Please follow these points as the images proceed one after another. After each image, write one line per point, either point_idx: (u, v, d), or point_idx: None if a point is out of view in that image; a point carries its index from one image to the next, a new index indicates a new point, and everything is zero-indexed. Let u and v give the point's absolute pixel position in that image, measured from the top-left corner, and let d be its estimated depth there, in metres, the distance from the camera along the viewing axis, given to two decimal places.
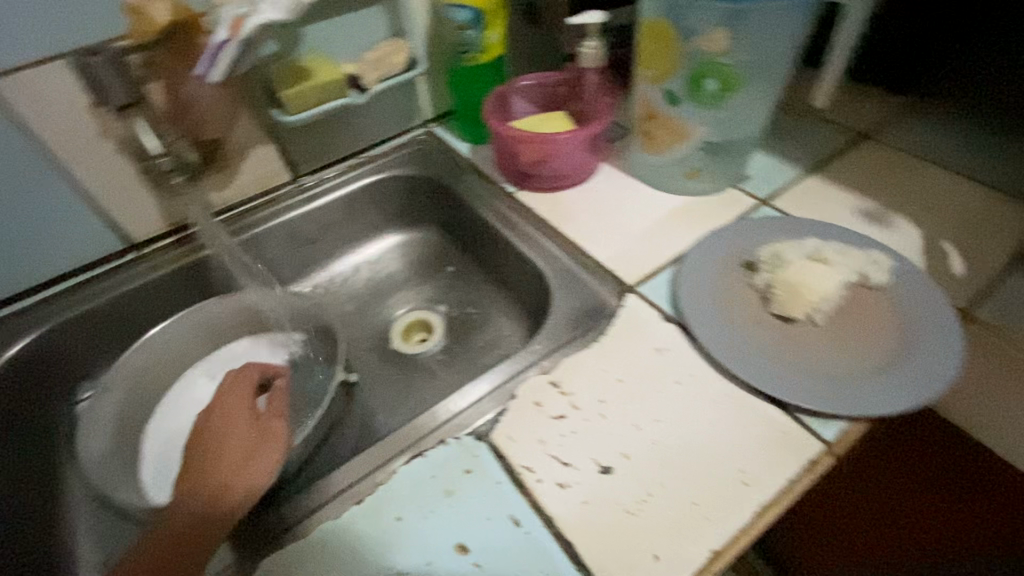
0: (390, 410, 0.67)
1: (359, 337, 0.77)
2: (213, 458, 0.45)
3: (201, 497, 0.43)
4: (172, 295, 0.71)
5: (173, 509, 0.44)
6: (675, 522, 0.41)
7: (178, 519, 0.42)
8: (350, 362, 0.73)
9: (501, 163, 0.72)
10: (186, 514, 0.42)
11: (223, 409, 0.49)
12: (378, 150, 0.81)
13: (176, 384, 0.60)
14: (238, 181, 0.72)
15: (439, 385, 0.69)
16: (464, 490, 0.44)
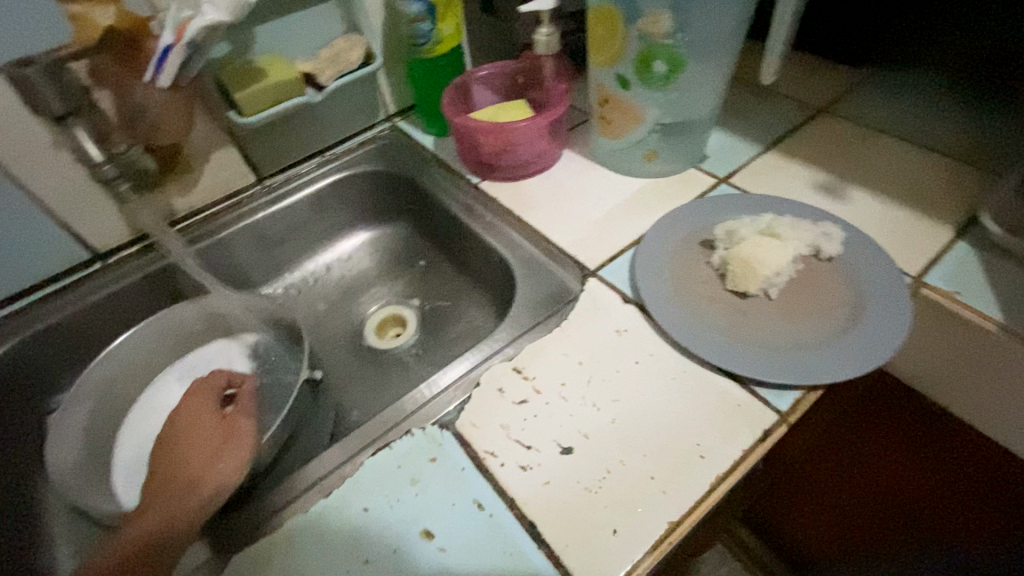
0: (365, 406, 0.67)
1: (334, 335, 0.77)
2: (182, 466, 0.48)
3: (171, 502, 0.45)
4: (140, 304, 0.71)
5: (138, 518, 0.45)
6: (633, 497, 0.42)
7: (146, 524, 0.44)
8: (325, 360, 0.73)
9: (464, 154, 0.72)
10: (155, 518, 0.44)
11: (190, 419, 0.52)
12: (342, 147, 0.81)
13: (148, 391, 0.61)
14: (200, 186, 0.72)
15: (413, 378, 0.70)
16: (429, 478, 0.44)
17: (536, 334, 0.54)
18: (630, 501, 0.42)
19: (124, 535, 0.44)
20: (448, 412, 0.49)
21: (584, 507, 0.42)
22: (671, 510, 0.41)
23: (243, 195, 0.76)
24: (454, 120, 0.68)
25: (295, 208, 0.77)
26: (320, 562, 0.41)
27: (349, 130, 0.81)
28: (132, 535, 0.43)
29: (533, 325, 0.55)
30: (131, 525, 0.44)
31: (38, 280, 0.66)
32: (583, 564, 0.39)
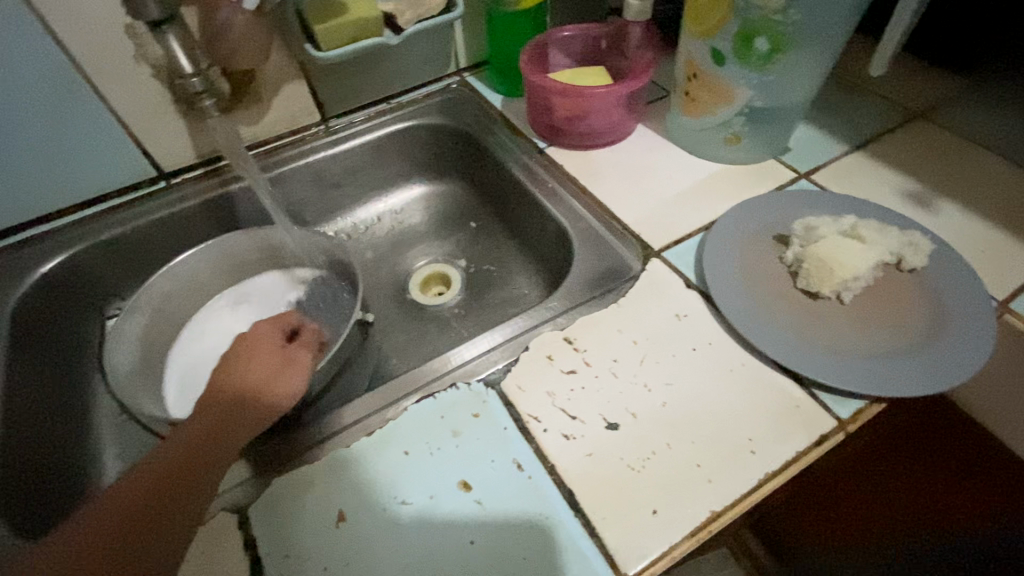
0: (404, 357, 0.68)
1: (379, 284, 0.77)
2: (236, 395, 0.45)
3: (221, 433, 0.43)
4: (198, 228, 0.72)
5: (182, 437, 0.43)
6: (675, 480, 0.41)
7: (190, 449, 0.41)
8: (369, 307, 0.74)
9: (534, 116, 0.70)
10: (200, 446, 0.42)
11: (248, 350, 0.49)
12: (409, 96, 0.79)
13: (200, 312, 0.62)
14: (267, 118, 0.72)
15: (454, 336, 0.69)
16: (471, 432, 0.44)
17: (591, 307, 0.53)
18: (672, 484, 0.41)
19: (165, 450, 0.42)
20: (494, 371, 0.49)
21: (623, 483, 0.41)
22: (713, 499, 0.40)
23: (306, 132, 0.75)
24: (531, 78, 0.66)
25: (355, 152, 0.76)
26: (358, 496, 0.41)
27: (417, 80, 0.79)
28: (174, 455, 0.41)
29: (588, 298, 0.54)
30: (174, 442, 0.42)
31: (106, 191, 0.68)
32: (618, 538, 0.39)
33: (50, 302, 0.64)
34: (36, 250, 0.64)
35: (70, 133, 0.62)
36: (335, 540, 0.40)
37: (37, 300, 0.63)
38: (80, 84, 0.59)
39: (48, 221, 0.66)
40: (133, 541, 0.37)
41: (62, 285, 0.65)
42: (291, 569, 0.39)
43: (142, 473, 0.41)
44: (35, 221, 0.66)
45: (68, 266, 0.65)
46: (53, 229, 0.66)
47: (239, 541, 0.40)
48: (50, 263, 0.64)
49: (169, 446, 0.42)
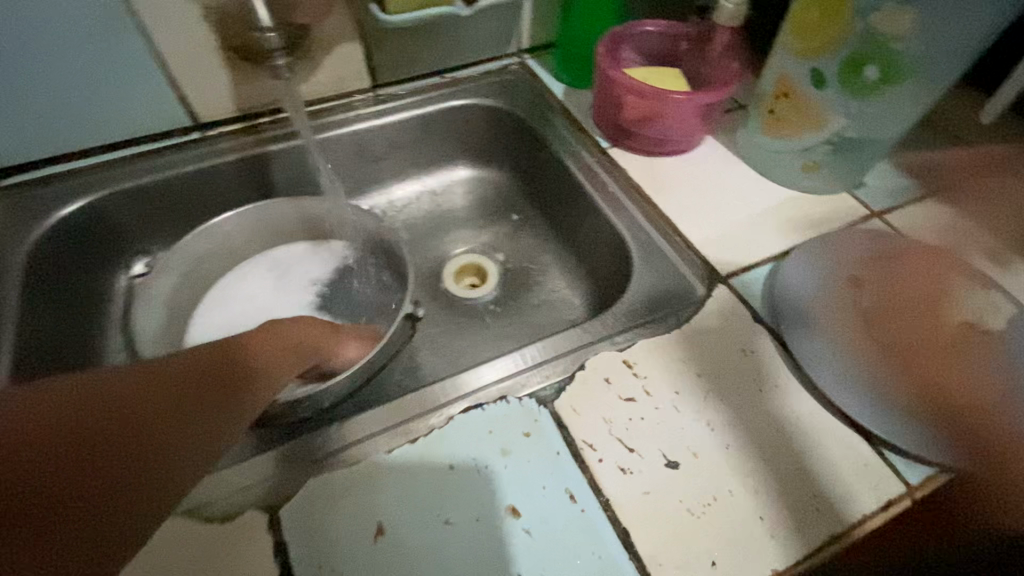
0: (434, 351, 0.64)
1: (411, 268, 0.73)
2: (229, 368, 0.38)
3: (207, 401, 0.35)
4: (229, 186, 0.67)
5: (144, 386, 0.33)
6: (733, 528, 0.39)
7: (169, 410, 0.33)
8: None
9: (601, 113, 0.66)
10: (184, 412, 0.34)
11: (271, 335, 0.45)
12: (464, 71, 0.74)
13: (231, 273, 0.60)
14: (316, 78, 0.67)
15: (488, 335, 0.66)
16: (521, 453, 0.42)
17: (651, 331, 0.49)
18: (732, 535, 0.39)
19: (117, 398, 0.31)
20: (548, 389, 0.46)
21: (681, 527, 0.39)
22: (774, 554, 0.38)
23: (354, 97, 0.70)
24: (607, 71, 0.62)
25: (404, 125, 0.71)
26: (400, 511, 0.39)
27: (477, 56, 0.74)
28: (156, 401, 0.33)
29: (648, 321, 0.50)
30: (128, 388, 0.32)
31: (136, 136, 0.63)
32: None
33: (70, 247, 0.61)
34: (56, 191, 0.60)
35: (107, 69, 0.57)
36: (373, 556, 0.37)
37: (58, 245, 0.59)
38: (123, 18, 0.54)
39: (70, 162, 0.62)
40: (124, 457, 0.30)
41: (83, 231, 0.61)
42: None
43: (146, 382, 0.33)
44: (58, 160, 0.61)
45: (90, 212, 0.61)
46: (75, 171, 0.61)
47: (270, 545, 0.37)
48: (71, 206, 0.59)
49: (125, 391, 0.32)
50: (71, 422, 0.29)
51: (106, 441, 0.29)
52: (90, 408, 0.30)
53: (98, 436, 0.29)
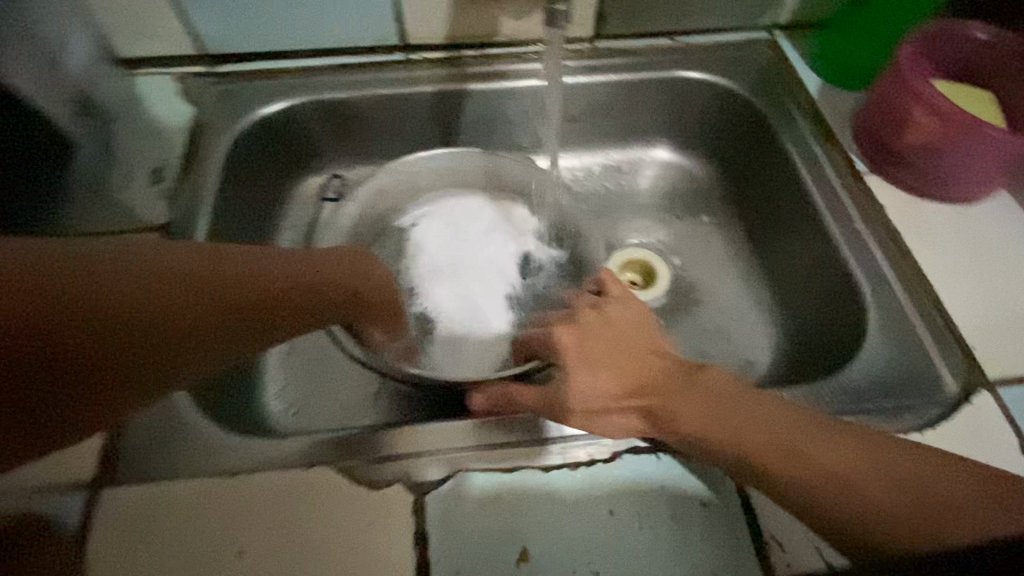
0: None
1: None
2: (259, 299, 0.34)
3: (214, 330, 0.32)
4: (417, 117, 0.63)
5: (152, 284, 0.30)
6: (905, 508, 0.30)
7: (170, 316, 0.30)
8: None
9: (870, 130, 0.54)
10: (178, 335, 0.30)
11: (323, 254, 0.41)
12: (700, 39, 0.63)
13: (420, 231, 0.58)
14: (537, 18, 0.59)
15: None
16: (694, 524, 0.36)
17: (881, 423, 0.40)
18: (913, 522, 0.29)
19: (122, 276, 0.29)
20: None
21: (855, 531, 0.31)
22: (966, 523, 0.28)
23: (567, 46, 0.61)
24: (913, 82, 0.49)
25: (613, 90, 0.62)
26: (549, 543, 0.35)
27: (718, 23, 0.62)
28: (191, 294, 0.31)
29: (880, 411, 0.41)
30: (138, 282, 0.30)
31: (345, 47, 0.60)
32: None
33: (267, 145, 0.61)
34: (266, 88, 0.60)
35: None
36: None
37: (258, 144, 0.60)
38: None
39: (282, 60, 0.61)
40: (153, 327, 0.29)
41: (279, 131, 0.61)
42: None
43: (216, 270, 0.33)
44: (270, 58, 0.60)
45: (290, 113, 0.60)
46: (285, 70, 0.60)
47: (412, 534, 0.35)
48: (274, 105, 0.59)
49: (130, 278, 0.29)
50: (130, 290, 0.29)
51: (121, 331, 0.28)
52: (89, 276, 0.28)
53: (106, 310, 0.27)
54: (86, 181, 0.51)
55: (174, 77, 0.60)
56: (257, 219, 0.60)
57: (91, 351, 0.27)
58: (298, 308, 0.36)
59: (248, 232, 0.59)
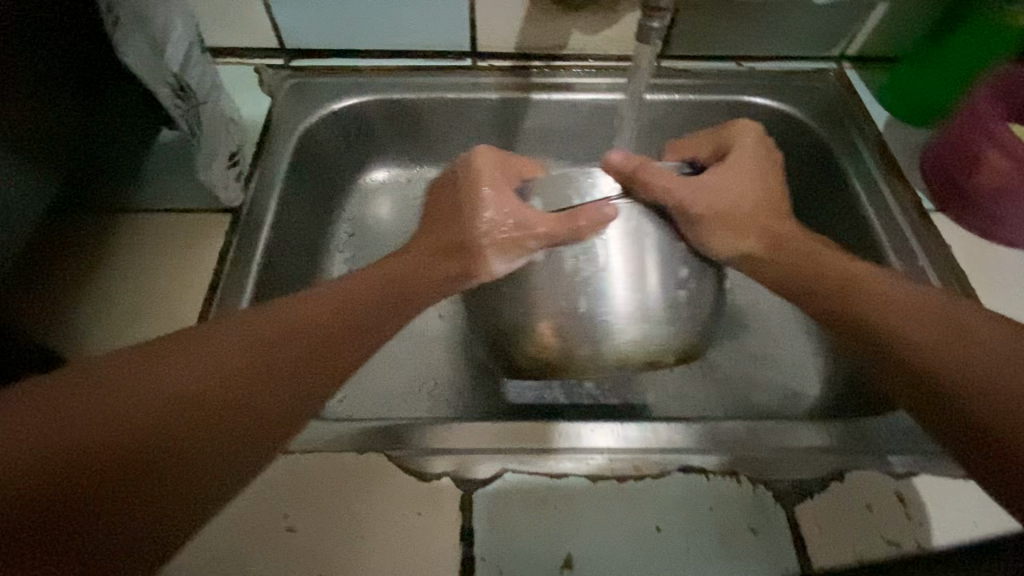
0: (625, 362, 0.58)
1: None
2: (334, 308, 0.37)
3: (299, 346, 0.34)
4: (478, 121, 0.64)
5: (231, 331, 0.33)
6: (1003, 372, 0.31)
7: (260, 356, 0.32)
8: None
9: (938, 169, 0.54)
10: (263, 363, 0.32)
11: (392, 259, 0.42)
12: (768, 65, 0.63)
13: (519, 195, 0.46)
14: (606, 33, 0.61)
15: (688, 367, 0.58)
16: (740, 548, 0.36)
17: (941, 469, 0.39)
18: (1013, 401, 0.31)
19: (208, 365, 0.31)
20: (787, 484, 0.38)
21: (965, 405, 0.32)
22: None
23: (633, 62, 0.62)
24: (990, 125, 0.49)
25: (675, 108, 0.62)
26: (593, 551, 0.35)
27: (787, 50, 0.62)
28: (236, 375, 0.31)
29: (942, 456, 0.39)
30: (230, 364, 0.31)
31: (416, 50, 0.62)
32: None
33: (333, 138, 0.62)
34: (337, 83, 0.62)
35: None
36: None
37: (325, 137, 0.62)
38: None
39: (356, 59, 0.63)
40: (196, 399, 0.29)
41: (346, 126, 0.63)
42: None
43: (239, 331, 0.33)
44: (346, 55, 0.63)
45: (358, 110, 0.62)
46: (357, 69, 0.62)
47: (457, 528, 0.36)
48: (344, 101, 0.61)
49: (220, 353, 0.31)
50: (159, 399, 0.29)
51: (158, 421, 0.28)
52: (185, 366, 0.30)
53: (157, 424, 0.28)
54: (169, 162, 0.53)
55: (254, 68, 0.62)
56: (317, 209, 0.62)
57: (190, 419, 0.29)
58: (368, 313, 0.38)
59: (309, 221, 0.60)
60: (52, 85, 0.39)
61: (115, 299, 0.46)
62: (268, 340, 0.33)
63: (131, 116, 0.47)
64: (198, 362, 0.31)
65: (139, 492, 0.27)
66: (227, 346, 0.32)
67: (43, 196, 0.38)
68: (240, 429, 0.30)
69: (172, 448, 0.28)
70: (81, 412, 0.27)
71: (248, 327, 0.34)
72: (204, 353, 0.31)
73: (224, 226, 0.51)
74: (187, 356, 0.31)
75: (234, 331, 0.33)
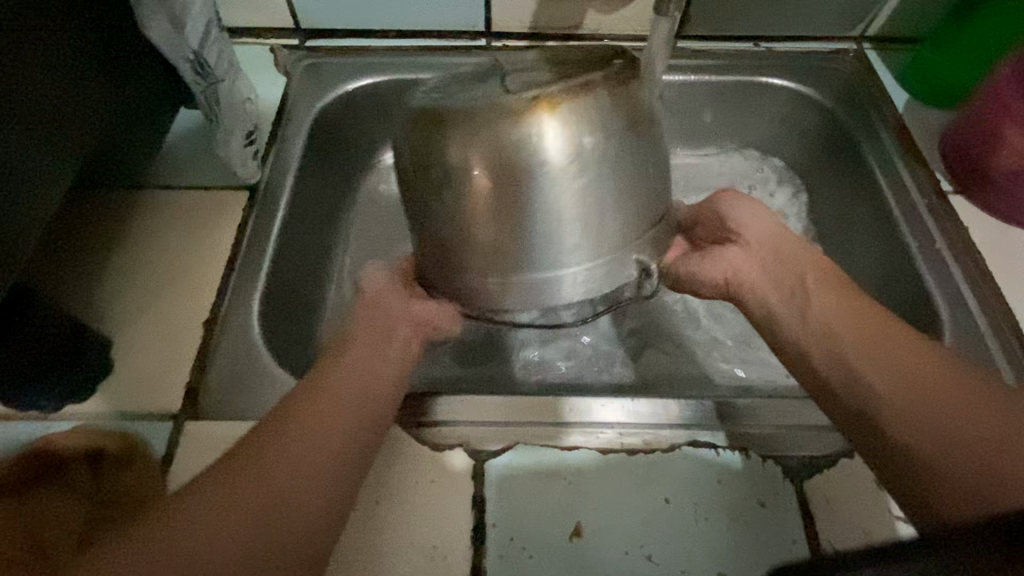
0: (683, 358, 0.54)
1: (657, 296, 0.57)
2: (326, 413, 0.35)
3: (308, 466, 0.32)
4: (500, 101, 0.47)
5: (231, 470, 0.31)
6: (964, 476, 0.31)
7: (273, 487, 0.31)
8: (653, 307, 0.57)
9: (958, 149, 0.53)
10: (296, 486, 0.31)
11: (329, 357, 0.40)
12: (787, 45, 0.61)
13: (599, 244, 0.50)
14: (623, 12, 0.60)
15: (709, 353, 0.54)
16: (750, 523, 0.36)
17: None
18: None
19: (287, 454, 0.32)
20: (797, 459, 0.38)
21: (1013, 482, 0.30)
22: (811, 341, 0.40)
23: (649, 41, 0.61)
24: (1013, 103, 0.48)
25: (692, 88, 0.61)
26: (603, 520, 0.36)
27: (808, 29, 0.61)
28: (269, 498, 0.30)
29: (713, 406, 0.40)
30: (275, 481, 0.31)
31: (432, 30, 0.62)
32: None
33: (350, 117, 0.63)
34: (352, 63, 0.62)
35: None
36: (569, 554, 0.35)
37: (341, 116, 0.62)
38: None
39: (373, 39, 0.63)
40: (233, 537, 0.29)
41: (362, 105, 0.63)
42: (513, 557, 0.35)
43: (258, 452, 0.32)
44: (362, 35, 0.63)
45: (373, 90, 0.62)
46: (373, 49, 0.62)
47: (469, 496, 0.37)
48: (360, 80, 0.61)
49: (298, 441, 0.33)
50: (195, 543, 0.28)
51: (193, 569, 0.27)
52: (273, 457, 0.32)
53: (194, 574, 0.27)
54: (187, 140, 0.54)
55: (270, 48, 0.63)
56: (333, 187, 0.63)
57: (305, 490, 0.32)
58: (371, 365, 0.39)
59: (325, 199, 0.61)
60: (73, 58, 0.39)
61: (134, 272, 0.47)
62: (297, 446, 0.33)
63: (150, 93, 0.48)
64: (285, 453, 0.32)
65: (272, 557, 0.29)
66: (296, 432, 0.33)
67: (69, 173, 0.39)
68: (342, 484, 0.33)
69: (284, 542, 0.30)
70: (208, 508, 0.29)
71: (293, 420, 0.34)
72: (222, 497, 0.30)
73: (241, 201, 0.51)
74: (270, 449, 0.32)
75: (287, 424, 0.34)
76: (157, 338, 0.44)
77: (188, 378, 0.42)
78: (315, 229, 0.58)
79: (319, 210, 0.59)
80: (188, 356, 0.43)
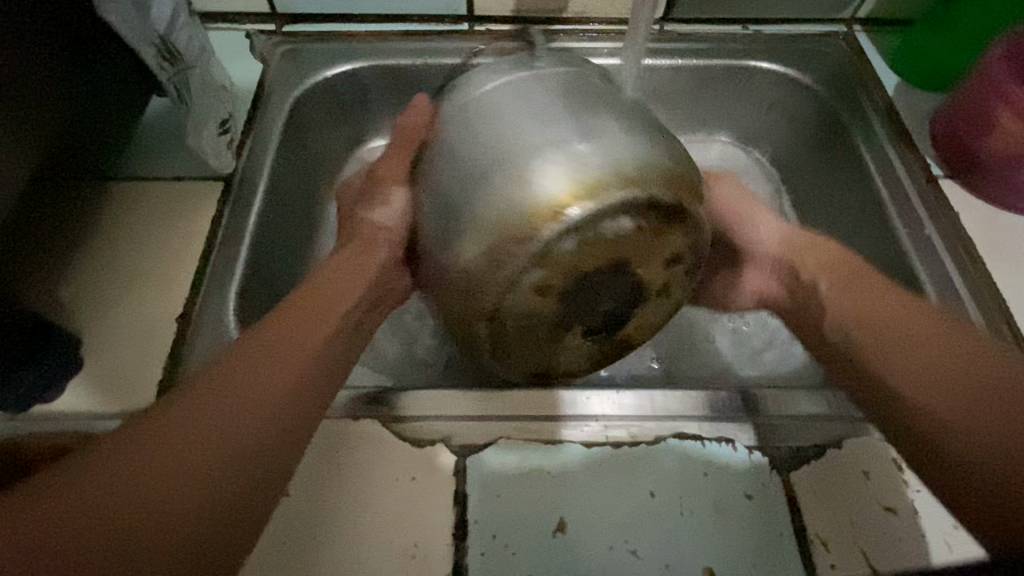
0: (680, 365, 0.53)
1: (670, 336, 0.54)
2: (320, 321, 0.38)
3: (301, 365, 0.35)
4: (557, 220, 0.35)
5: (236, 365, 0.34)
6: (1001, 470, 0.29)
7: (270, 381, 0.34)
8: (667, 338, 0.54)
9: (949, 133, 0.52)
10: (293, 379, 0.34)
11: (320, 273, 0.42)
12: (776, 27, 0.60)
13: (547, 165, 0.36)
14: None
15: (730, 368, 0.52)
16: (736, 515, 0.36)
17: None
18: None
19: (199, 412, 0.31)
20: (784, 451, 0.38)
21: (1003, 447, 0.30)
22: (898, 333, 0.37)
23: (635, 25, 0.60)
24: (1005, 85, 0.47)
25: (680, 73, 0.59)
26: (587, 515, 0.35)
27: (797, 11, 0.60)
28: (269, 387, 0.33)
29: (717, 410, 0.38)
30: (274, 374, 0.34)
31: (413, 14, 0.61)
32: None
33: (329, 105, 0.61)
34: (331, 49, 0.60)
35: None
36: (552, 550, 0.34)
37: (320, 105, 0.60)
38: None
39: (352, 24, 0.61)
40: (237, 416, 0.32)
41: (341, 94, 0.61)
42: (496, 555, 0.34)
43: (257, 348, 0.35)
44: (341, 20, 0.61)
45: (352, 77, 0.60)
46: (351, 34, 0.60)
47: (450, 493, 0.36)
48: (339, 67, 0.59)
49: (212, 400, 0.31)
50: (204, 420, 0.31)
51: (205, 440, 0.30)
52: (180, 417, 0.30)
53: (208, 444, 0.30)
54: (159, 130, 0.52)
55: (246, 34, 0.61)
56: (314, 179, 0.61)
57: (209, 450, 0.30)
58: (309, 329, 0.37)
59: (304, 190, 0.59)
60: (29, 44, 0.38)
61: (106, 267, 0.46)
62: (293, 348, 0.36)
63: (117, 80, 0.46)
64: (232, 386, 0.32)
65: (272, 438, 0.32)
66: (210, 391, 0.32)
67: (29, 165, 0.38)
68: (258, 453, 0.31)
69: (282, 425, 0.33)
70: (94, 470, 0.27)
71: (292, 321, 0.37)
72: (226, 382, 0.33)
73: (216, 192, 0.50)
74: (179, 410, 0.31)
75: (238, 358, 0.34)
76: (130, 334, 0.43)
77: (161, 376, 0.41)
78: (293, 221, 0.57)
79: (298, 202, 0.58)
80: (161, 353, 0.42)
